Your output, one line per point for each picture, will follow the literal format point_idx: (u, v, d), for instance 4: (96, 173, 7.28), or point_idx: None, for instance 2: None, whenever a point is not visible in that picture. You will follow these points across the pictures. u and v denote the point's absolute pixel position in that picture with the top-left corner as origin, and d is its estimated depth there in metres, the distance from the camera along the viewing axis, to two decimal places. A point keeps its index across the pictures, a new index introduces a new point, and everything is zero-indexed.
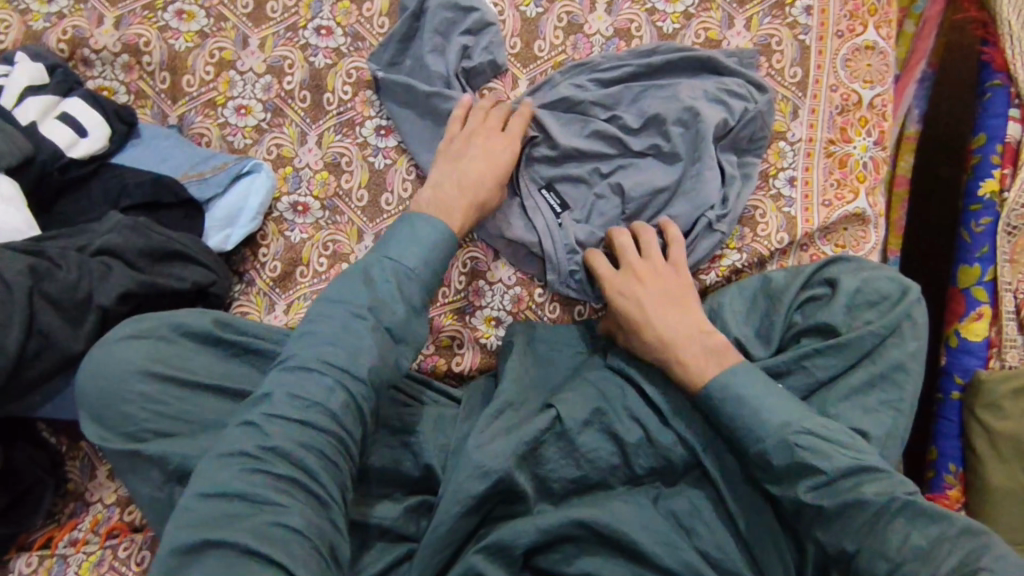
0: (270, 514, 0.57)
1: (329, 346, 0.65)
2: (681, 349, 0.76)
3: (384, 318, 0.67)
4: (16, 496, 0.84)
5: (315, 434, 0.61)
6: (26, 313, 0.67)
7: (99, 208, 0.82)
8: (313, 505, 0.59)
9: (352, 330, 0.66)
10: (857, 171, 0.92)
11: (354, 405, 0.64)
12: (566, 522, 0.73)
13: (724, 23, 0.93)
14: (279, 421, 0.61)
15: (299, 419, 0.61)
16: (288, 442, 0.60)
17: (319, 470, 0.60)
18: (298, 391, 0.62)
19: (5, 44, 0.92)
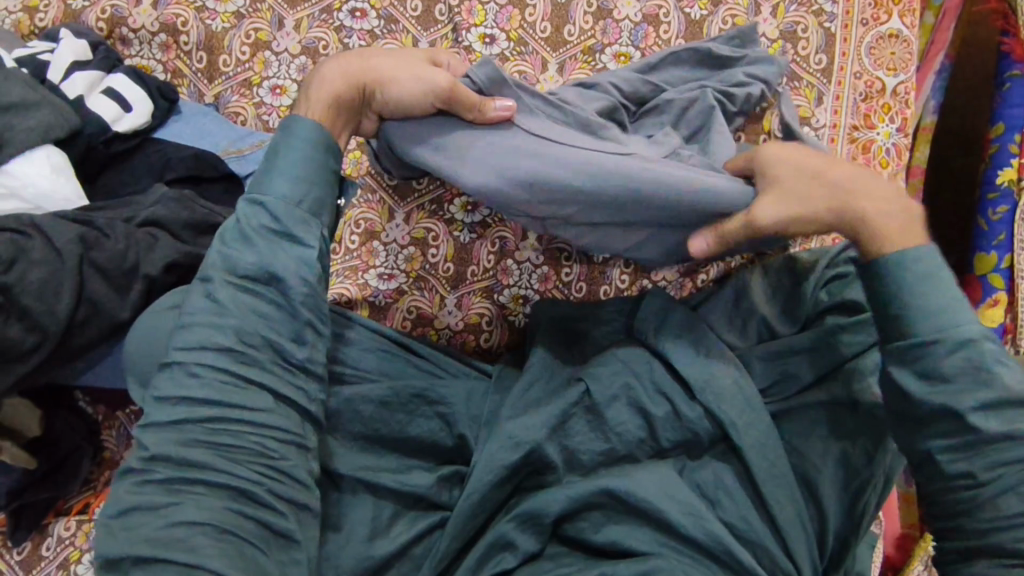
0: (164, 517, 0.56)
1: (213, 315, 0.62)
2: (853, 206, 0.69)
3: (239, 265, 0.63)
4: (56, 462, 0.86)
5: (208, 422, 0.59)
6: (75, 280, 0.69)
7: (140, 181, 0.85)
8: (225, 495, 0.58)
9: (222, 293, 0.62)
10: (880, 157, 0.94)
11: (230, 375, 0.60)
12: (595, 491, 0.74)
13: (750, 10, 0.94)
14: (155, 426, 0.59)
15: (176, 418, 0.59)
16: (166, 447, 0.58)
17: (220, 461, 0.58)
18: (177, 386, 0.60)
19: (45, 22, 0.95)
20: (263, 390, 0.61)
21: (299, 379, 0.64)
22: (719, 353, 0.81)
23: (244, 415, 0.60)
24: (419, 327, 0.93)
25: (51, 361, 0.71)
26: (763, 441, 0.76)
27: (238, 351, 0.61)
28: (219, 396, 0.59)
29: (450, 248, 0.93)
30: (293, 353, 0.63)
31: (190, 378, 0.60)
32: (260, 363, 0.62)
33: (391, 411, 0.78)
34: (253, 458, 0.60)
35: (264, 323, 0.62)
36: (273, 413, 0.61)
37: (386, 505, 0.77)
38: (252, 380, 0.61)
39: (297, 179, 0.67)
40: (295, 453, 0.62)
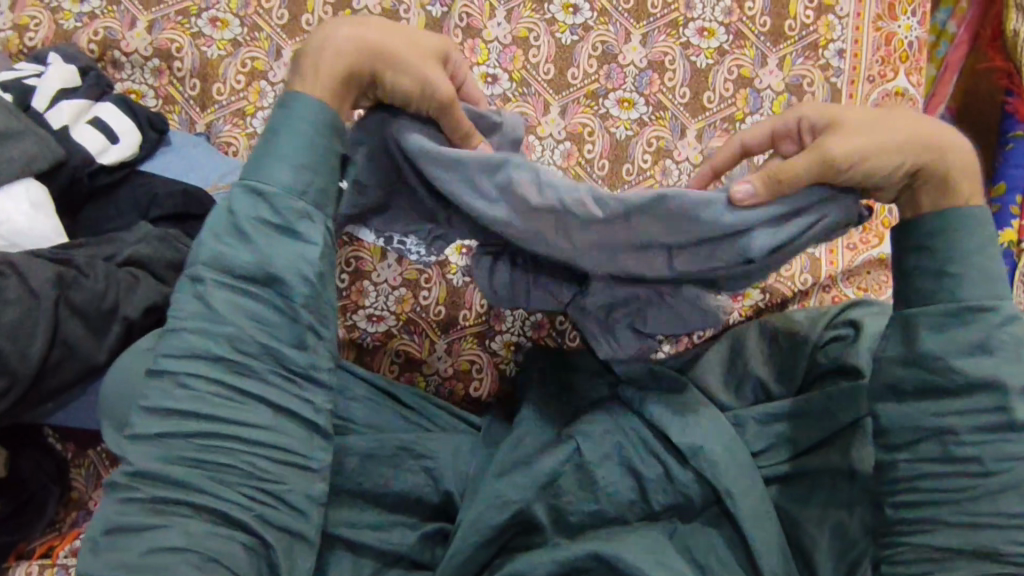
0: (147, 543, 0.53)
1: (202, 319, 0.57)
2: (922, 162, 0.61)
3: (231, 263, 0.58)
4: (20, 503, 0.83)
5: (198, 437, 0.56)
6: (50, 323, 0.66)
7: (126, 216, 0.81)
8: (211, 519, 0.55)
9: (219, 291, 0.57)
10: (883, 218, 0.94)
11: (225, 386, 0.56)
12: (582, 555, 0.70)
13: (757, 61, 0.93)
14: (140, 439, 0.56)
15: (161, 432, 0.55)
16: (151, 462, 0.55)
17: (207, 483, 0.55)
18: (164, 397, 0.56)
19: (35, 41, 0.92)
20: (255, 401, 0.57)
21: (298, 389, 0.59)
22: (708, 416, 0.77)
23: (237, 433, 0.56)
24: (407, 372, 0.91)
25: (19, 404, 0.67)
26: (757, 509, 0.74)
27: (231, 359, 0.57)
28: (209, 410, 0.56)
29: (442, 290, 0.91)
30: (289, 361, 0.58)
31: (180, 389, 0.56)
32: (255, 374, 0.57)
33: (375, 463, 0.76)
34: (242, 478, 0.56)
35: (260, 330, 0.57)
36: (270, 431, 0.57)
37: (366, 563, 0.73)
38: (245, 393, 0.57)
39: (298, 161, 0.60)
40: (292, 477, 0.58)
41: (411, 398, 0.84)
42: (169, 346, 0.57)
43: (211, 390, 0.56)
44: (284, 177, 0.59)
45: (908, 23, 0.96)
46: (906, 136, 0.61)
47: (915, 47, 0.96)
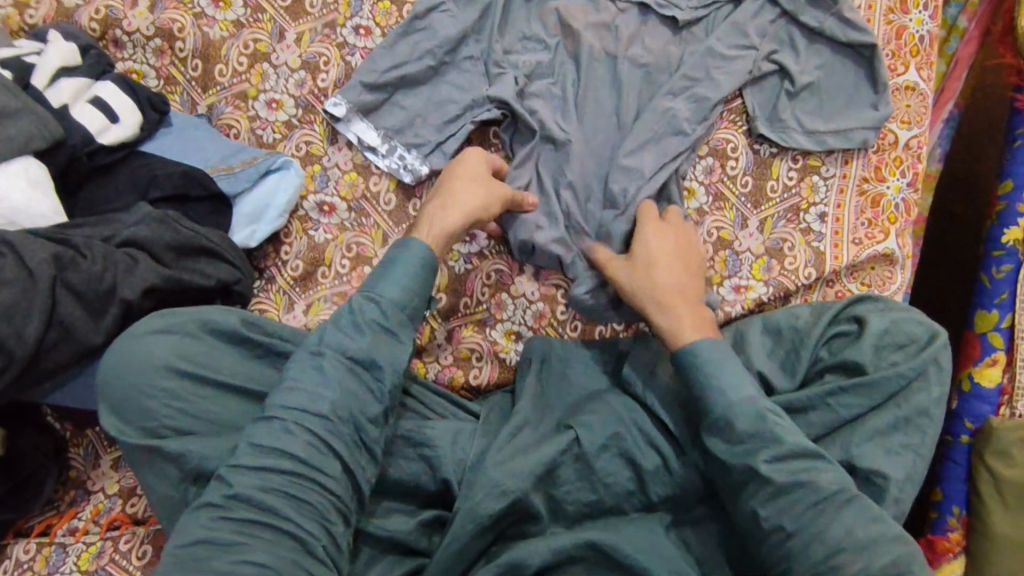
0: (233, 556, 0.56)
1: (317, 384, 0.64)
2: (657, 308, 0.78)
3: (348, 348, 0.66)
4: (18, 482, 0.82)
5: (292, 475, 0.61)
6: (47, 303, 0.66)
7: (125, 197, 0.81)
8: (287, 545, 0.58)
9: (331, 366, 0.65)
10: (889, 212, 0.91)
11: (320, 444, 0.62)
12: (577, 544, 0.70)
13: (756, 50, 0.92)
14: (241, 469, 0.60)
15: (264, 466, 0.60)
16: (249, 489, 0.59)
17: (291, 513, 0.59)
18: (268, 438, 0.62)
19: (36, 18, 0.91)
20: (337, 456, 0.63)
21: (365, 459, 0.66)
22: None
23: (320, 477, 0.61)
24: (407, 358, 0.89)
25: (18, 384, 0.68)
26: None
27: (330, 419, 0.63)
28: (306, 454, 0.61)
29: (444, 278, 0.89)
30: (371, 437, 0.66)
31: (287, 434, 0.62)
32: (340, 435, 0.63)
33: None
34: (319, 513, 0.61)
35: (357, 406, 0.65)
36: (346, 483, 0.63)
37: (363, 547, 0.73)
38: (334, 449, 0.63)
39: (405, 280, 0.71)
40: (344, 521, 0.63)
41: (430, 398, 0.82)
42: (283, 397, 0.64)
43: (304, 442, 0.62)
44: (393, 294, 0.70)
45: (920, 16, 0.93)
46: (665, 293, 0.78)
47: (926, 41, 0.93)
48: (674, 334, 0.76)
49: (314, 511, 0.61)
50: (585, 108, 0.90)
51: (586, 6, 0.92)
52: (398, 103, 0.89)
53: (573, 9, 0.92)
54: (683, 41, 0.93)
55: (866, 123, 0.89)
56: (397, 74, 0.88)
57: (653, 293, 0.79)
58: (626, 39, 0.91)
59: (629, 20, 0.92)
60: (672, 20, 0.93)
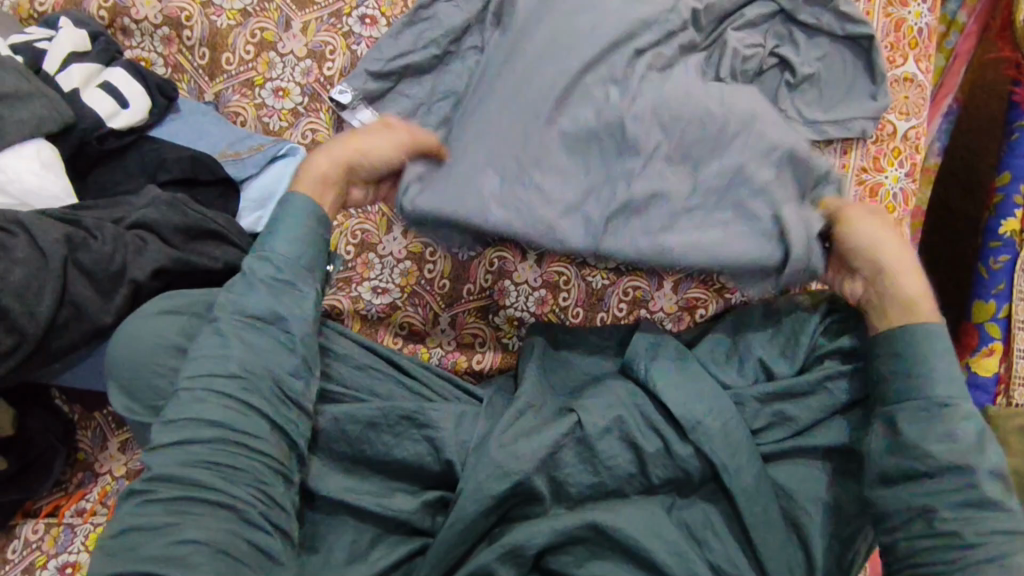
0: (168, 536, 0.56)
1: (214, 349, 0.63)
2: (899, 274, 0.73)
3: (247, 309, 0.65)
4: (26, 462, 0.83)
5: (213, 444, 0.60)
6: (59, 281, 0.68)
7: (134, 180, 0.82)
8: (221, 516, 0.58)
9: (229, 328, 0.64)
10: (887, 202, 0.92)
11: (238, 406, 0.62)
12: (580, 525, 0.71)
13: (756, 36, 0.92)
14: (162, 448, 0.60)
15: (181, 440, 0.60)
16: (174, 466, 0.59)
17: (220, 483, 0.59)
18: (184, 412, 0.61)
19: (45, 7, 0.92)
20: (261, 416, 0.62)
21: (292, 412, 0.65)
22: (710, 392, 0.77)
23: (245, 440, 0.61)
24: (410, 343, 0.91)
25: (30, 363, 0.69)
26: (755, 485, 0.73)
27: (238, 378, 0.62)
28: (223, 419, 0.61)
29: (447, 264, 0.90)
30: (290, 386, 0.64)
31: (203, 402, 0.61)
32: (260, 392, 0.63)
33: (377, 432, 0.73)
34: (250, 478, 0.60)
35: (263, 357, 0.64)
36: (271, 441, 0.62)
37: (366, 529, 0.72)
38: (251, 407, 0.62)
39: (303, 241, 0.70)
40: (282, 483, 0.63)
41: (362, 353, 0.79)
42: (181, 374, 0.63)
43: (223, 410, 0.61)
44: (283, 249, 0.69)
45: (918, 10, 0.94)
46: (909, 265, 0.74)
47: (925, 33, 0.95)
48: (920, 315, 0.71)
49: (254, 479, 0.60)
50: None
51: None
52: (403, 92, 0.90)
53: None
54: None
55: (865, 113, 0.90)
56: (402, 63, 0.88)
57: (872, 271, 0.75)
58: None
59: None
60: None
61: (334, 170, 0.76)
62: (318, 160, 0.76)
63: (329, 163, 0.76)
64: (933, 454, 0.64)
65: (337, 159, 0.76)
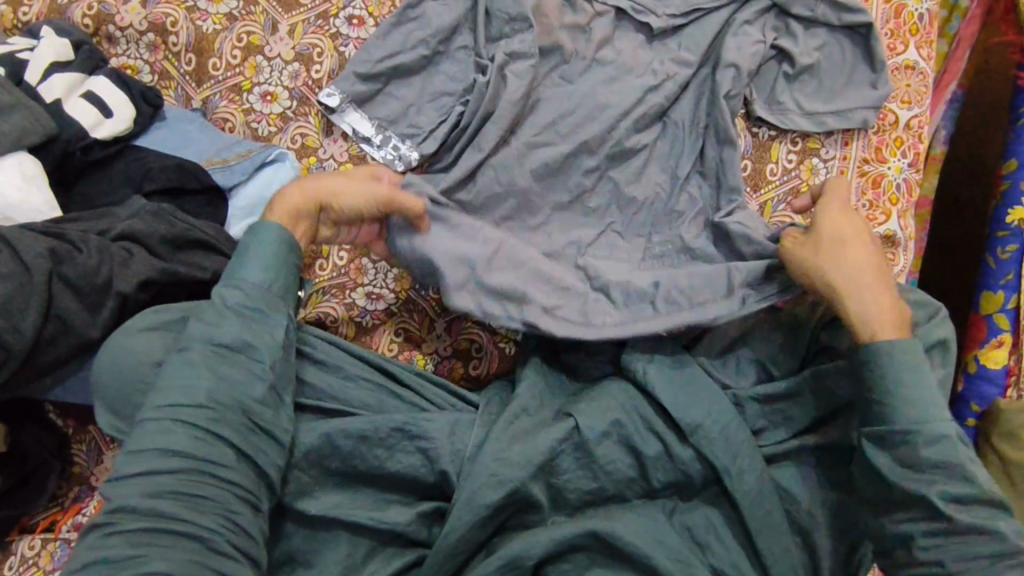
0: (131, 569, 0.54)
1: (183, 374, 0.62)
2: (851, 295, 0.69)
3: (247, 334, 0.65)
4: (20, 478, 0.83)
5: (179, 474, 0.58)
6: (43, 296, 0.67)
7: (120, 190, 0.81)
8: (190, 547, 0.56)
9: (230, 352, 0.64)
10: (890, 193, 0.89)
11: (206, 436, 0.60)
12: (578, 533, 0.69)
13: (750, 29, 0.90)
14: (124, 478, 0.58)
15: (148, 469, 0.58)
16: (138, 496, 0.57)
17: (188, 512, 0.57)
18: (149, 443, 0.59)
19: (29, 16, 0.91)
20: (227, 445, 0.61)
21: (261, 441, 0.63)
22: (711, 394, 0.75)
23: (211, 469, 0.59)
24: (407, 350, 0.87)
25: (16, 378, 0.68)
26: (757, 488, 0.72)
27: (205, 406, 0.61)
28: (190, 449, 0.59)
29: None
30: (263, 417, 0.64)
31: (167, 432, 0.59)
32: (226, 422, 0.61)
33: (369, 446, 0.71)
34: (216, 508, 0.59)
35: (235, 387, 0.63)
36: (235, 470, 0.61)
37: (361, 541, 0.71)
38: (216, 435, 0.60)
39: (270, 261, 0.68)
40: (250, 510, 0.61)
41: (333, 356, 0.77)
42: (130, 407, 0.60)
43: (188, 439, 0.59)
44: (263, 270, 0.68)
45: None
46: (857, 270, 0.70)
47: (926, 19, 0.92)
48: (868, 318, 0.68)
49: (222, 506, 0.59)
50: (567, 89, 0.88)
51: (561, 7, 0.89)
52: (392, 93, 0.88)
53: (548, 6, 0.88)
54: (656, 49, 0.91)
55: (865, 102, 0.88)
56: (392, 63, 0.87)
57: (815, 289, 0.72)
58: (598, 41, 0.90)
59: (605, 24, 0.90)
60: (647, 26, 0.91)
61: (304, 203, 0.72)
62: (291, 192, 0.73)
63: (301, 196, 0.73)
64: (937, 447, 0.63)
65: (310, 193, 0.73)
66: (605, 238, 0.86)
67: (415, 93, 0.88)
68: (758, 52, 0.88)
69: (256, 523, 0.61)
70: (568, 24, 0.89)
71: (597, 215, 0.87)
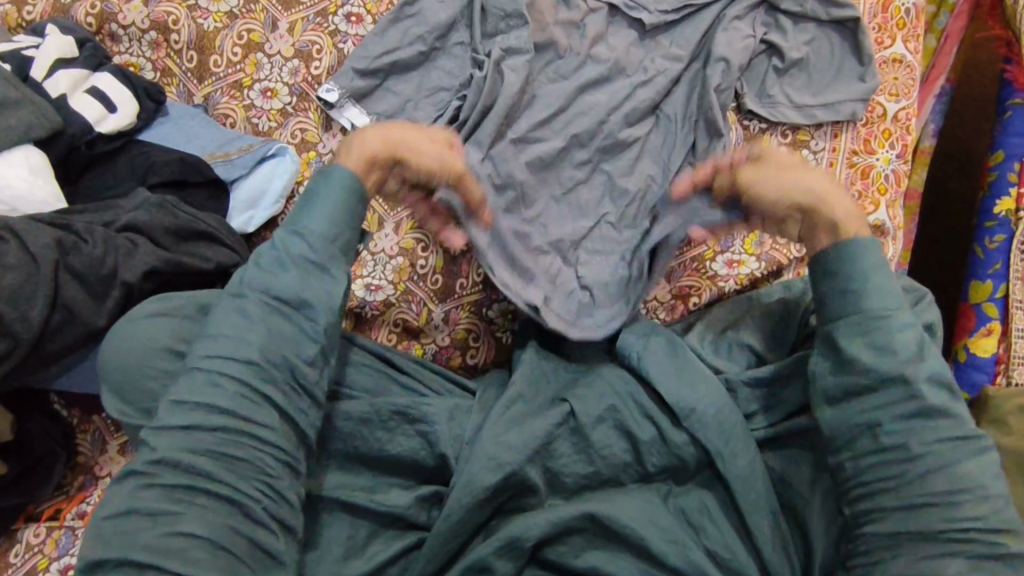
0: (163, 527, 0.55)
1: (232, 331, 0.62)
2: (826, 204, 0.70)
3: None
4: (27, 466, 0.84)
5: (222, 432, 0.59)
6: (50, 285, 0.68)
7: (125, 183, 0.82)
8: (223, 508, 0.57)
9: None
10: (879, 183, 0.91)
11: (251, 396, 0.60)
12: (575, 515, 0.71)
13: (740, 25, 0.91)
14: (166, 431, 0.59)
15: (189, 425, 0.58)
16: (176, 451, 0.58)
17: (224, 472, 0.58)
18: (194, 394, 0.60)
19: (33, 15, 0.93)
20: (269, 408, 0.61)
21: (302, 402, 0.64)
22: (704, 379, 0.76)
23: (254, 430, 0.59)
24: (405, 340, 0.89)
25: (24, 366, 0.70)
26: (750, 470, 0.73)
27: (255, 367, 0.61)
28: (233, 408, 0.59)
29: (439, 259, 0.89)
30: (305, 377, 0.63)
31: (213, 389, 0.60)
32: (273, 381, 0.62)
33: (370, 428, 0.73)
34: (254, 472, 0.59)
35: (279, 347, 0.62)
36: (278, 433, 0.61)
37: (362, 524, 0.73)
38: (265, 397, 0.61)
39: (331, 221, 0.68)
40: (289, 475, 0.62)
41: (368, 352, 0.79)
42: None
43: (231, 398, 0.60)
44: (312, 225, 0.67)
45: None
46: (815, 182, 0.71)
47: (912, 14, 0.94)
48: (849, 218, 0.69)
49: (258, 470, 0.59)
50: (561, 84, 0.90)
51: (556, 4, 0.92)
52: (390, 89, 0.90)
53: (543, 4, 0.90)
54: (648, 45, 0.93)
55: (854, 94, 0.90)
56: (389, 59, 0.89)
57: (789, 216, 0.72)
58: (591, 37, 0.91)
59: (598, 19, 0.92)
60: (639, 22, 0.93)
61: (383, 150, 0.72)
62: (370, 138, 0.73)
63: (379, 144, 0.73)
64: None
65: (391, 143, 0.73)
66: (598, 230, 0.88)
67: (412, 89, 0.90)
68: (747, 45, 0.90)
69: (292, 489, 0.62)
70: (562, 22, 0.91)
71: (591, 207, 0.88)
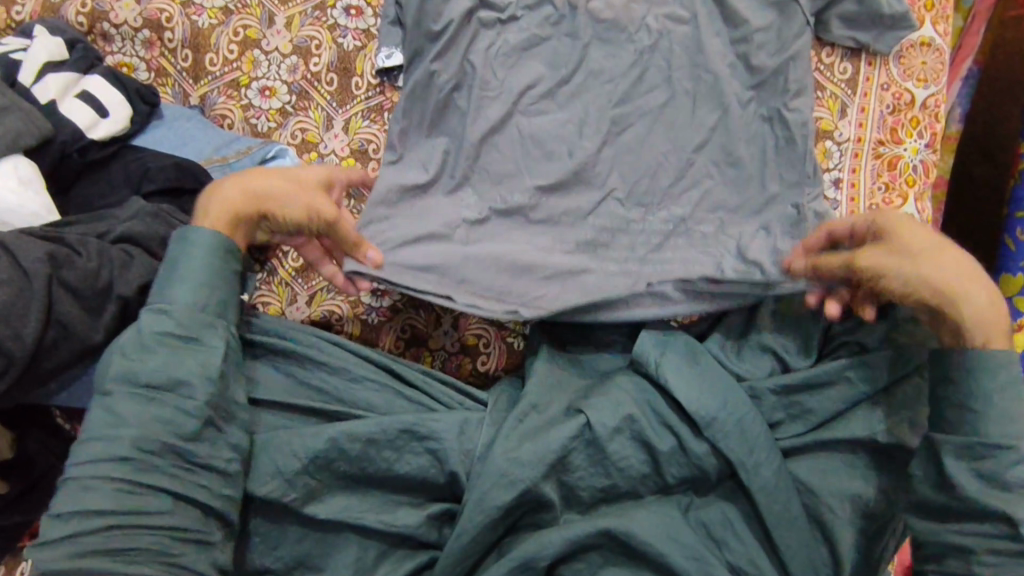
0: None
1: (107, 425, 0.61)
2: (959, 299, 0.63)
3: None
4: (30, 483, 0.82)
5: (102, 528, 0.57)
6: (43, 302, 0.66)
7: (119, 191, 0.80)
8: None
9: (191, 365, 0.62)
10: (907, 174, 0.87)
11: (130, 485, 0.59)
12: (591, 532, 0.68)
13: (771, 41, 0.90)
14: (50, 542, 0.58)
15: (68, 532, 0.57)
16: (65, 560, 0.56)
17: (119, 566, 0.57)
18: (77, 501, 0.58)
19: (23, 15, 0.90)
20: (160, 492, 0.60)
21: (200, 475, 0.62)
22: (721, 385, 0.73)
23: (139, 518, 0.58)
24: (412, 348, 0.86)
25: (19, 386, 0.68)
26: (774, 482, 0.70)
27: (128, 456, 0.59)
28: (111, 505, 0.58)
29: None
30: (196, 451, 0.62)
31: (85, 489, 0.58)
32: (154, 467, 0.60)
33: (377, 447, 0.70)
34: (152, 556, 0.58)
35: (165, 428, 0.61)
36: (172, 514, 0.60)
37: (371, 543, 0.70)
38: (143, 483, 0.59)
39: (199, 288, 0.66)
40: (195, 548, 0.60)
41: (321, 353, 0.75)
42: (137, 411, 0.61)
43: (112, 495, 0.58)
44: (182, 296, 0.65)
45: None
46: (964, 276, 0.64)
47: None
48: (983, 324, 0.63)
49: (159, 553, 0.58)
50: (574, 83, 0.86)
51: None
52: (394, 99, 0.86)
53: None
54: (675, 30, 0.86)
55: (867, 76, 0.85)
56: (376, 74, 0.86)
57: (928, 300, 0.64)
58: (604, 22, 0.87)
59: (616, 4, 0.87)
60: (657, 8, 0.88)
61: (242, 204, 0.69)
62: (227, 190, 0.69)
63: (239, 196, 0.69)
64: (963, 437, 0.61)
65: (251, 193, 0.69)
66: (604, 206, 0.83)
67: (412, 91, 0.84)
68: (767, 20, 0.85)
69: (202, 560, 0.60)
70: (591, 12, 0.87)
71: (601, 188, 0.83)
